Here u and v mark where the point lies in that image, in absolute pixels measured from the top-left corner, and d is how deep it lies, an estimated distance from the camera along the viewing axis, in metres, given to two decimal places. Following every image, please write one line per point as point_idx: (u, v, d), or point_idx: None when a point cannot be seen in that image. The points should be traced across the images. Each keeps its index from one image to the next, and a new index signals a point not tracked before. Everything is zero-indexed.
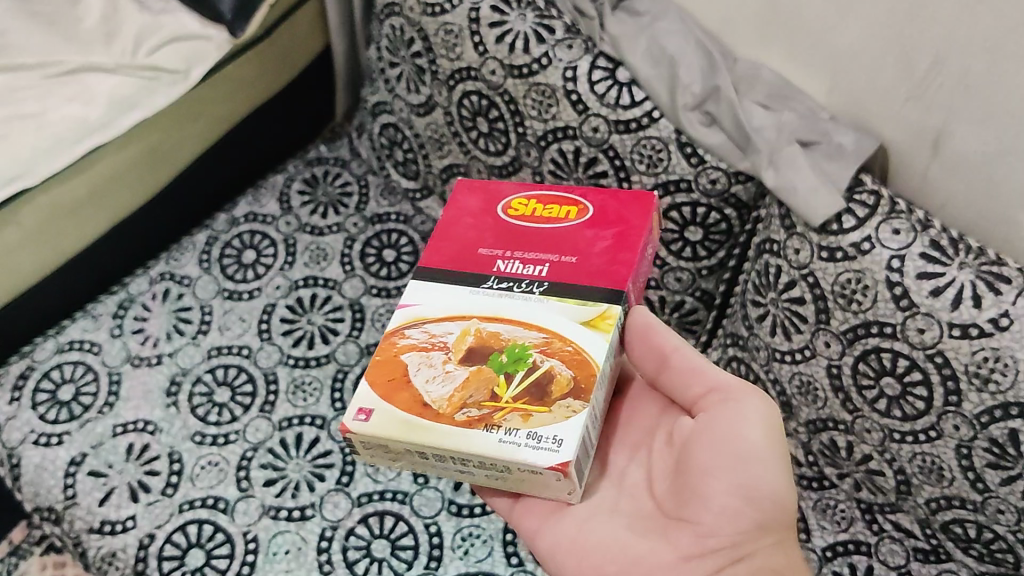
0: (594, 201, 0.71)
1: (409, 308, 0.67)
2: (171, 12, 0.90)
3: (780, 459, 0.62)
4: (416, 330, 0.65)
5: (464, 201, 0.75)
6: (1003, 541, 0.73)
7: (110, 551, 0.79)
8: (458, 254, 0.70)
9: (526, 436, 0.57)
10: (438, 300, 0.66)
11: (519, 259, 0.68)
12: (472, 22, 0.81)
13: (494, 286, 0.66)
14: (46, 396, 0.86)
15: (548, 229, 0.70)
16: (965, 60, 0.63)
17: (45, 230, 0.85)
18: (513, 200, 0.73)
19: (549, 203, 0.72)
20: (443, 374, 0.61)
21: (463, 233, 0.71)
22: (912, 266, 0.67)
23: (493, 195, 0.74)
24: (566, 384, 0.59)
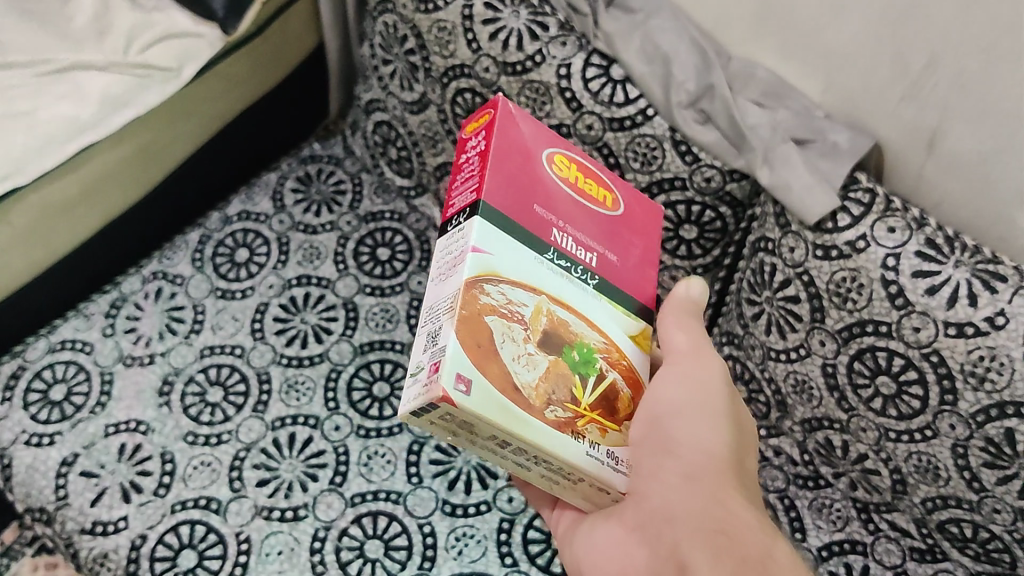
0: (625, 193, 0.62)
1: (481, 254, 0.50)
2: (163, 10, 0.89)
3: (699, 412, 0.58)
4: (493, 289, 0.50)
5: (511, 125, 0.56)
6: (999, 541, 0.73)
7: (102, 552, 0.78)
8: (510, 204, 0.53)
9: (606, 453, 0.52)
10: (511, 255, 0.51)
11: (572, 236, 0.56)
12: (465, 20, 0.80)
13: (553, 262, 0.54)
14: (38, 395, 0.85)
15: (592, 210, 0.58)
16: (960, 60, 0.62)
17: (37, 230, 0.84)
18: (561, 149, 0.58)
19: (592, 174, 0.60)
20: (526, 356, 0.50)
21: (516, 174, 0.54)
22: (907, 265, 0.66)
23: (534, 136, 0.56)
24: (631, 404, 0.55)
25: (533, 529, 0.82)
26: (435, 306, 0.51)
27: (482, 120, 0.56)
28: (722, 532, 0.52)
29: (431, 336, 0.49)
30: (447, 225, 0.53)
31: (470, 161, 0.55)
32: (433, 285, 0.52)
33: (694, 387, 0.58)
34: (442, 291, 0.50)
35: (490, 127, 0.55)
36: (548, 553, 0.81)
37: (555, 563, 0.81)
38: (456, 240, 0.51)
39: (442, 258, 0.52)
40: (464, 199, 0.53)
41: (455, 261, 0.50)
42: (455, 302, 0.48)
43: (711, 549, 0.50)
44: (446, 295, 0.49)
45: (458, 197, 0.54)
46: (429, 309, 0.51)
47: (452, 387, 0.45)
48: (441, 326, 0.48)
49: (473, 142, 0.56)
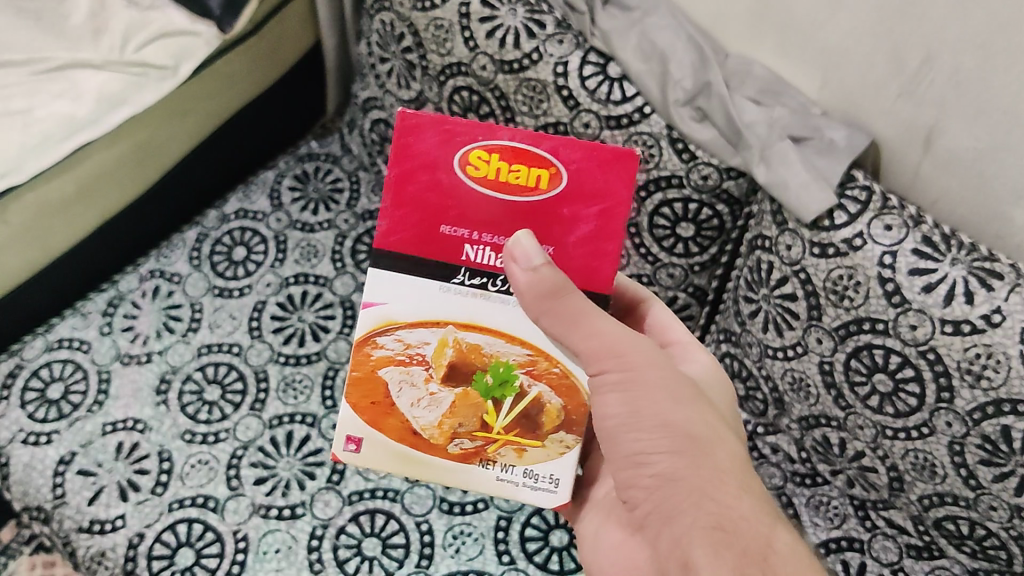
0: (573, 157, 0.50)
1: (374, 308, 0.54)
2: (160, 8, 0.88)
3: (673, 393, 0.51)
4: (389, 339, 0.54)
5: (414, 139, 0.51)
6: (995, 538, 0.73)
7: (100, 551, 0.78)
8: (409, 234, 0.52)
9: (523, 474, 0.55)
10: (408, 294, 0.53)
11: (490, 243, 0.51)
12: (462, 17, 0.80)
13: (465, 283, 0.52)
14: (35, 394, 0.85)
15: (517, 202, 0.51)
16: (955, 57, 0.63)
17: (34, 229, 0.84)
18: (477, 139, 0.51)
19: (523, 155, 0.51)
20: (426, 396, 0.54)
21: (414, 196, 0.52)
22: (903, 262, 0.67)
23: (436, 136, 0.51)
24: (557, 417, 0.54)
25: (530, 527, 0.83)
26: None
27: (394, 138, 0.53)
28: (721, 527, 0.47)
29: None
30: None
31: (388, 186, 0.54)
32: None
33: (660, 372, 0.52)
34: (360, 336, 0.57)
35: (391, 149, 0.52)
36: (546, 551, 0.81)
37: (552, 560, 0.81)
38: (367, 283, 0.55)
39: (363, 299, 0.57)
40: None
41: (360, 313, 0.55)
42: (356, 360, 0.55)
43: (711, 548, 0.46)
44: None
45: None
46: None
47: (344, 448, 0.56)
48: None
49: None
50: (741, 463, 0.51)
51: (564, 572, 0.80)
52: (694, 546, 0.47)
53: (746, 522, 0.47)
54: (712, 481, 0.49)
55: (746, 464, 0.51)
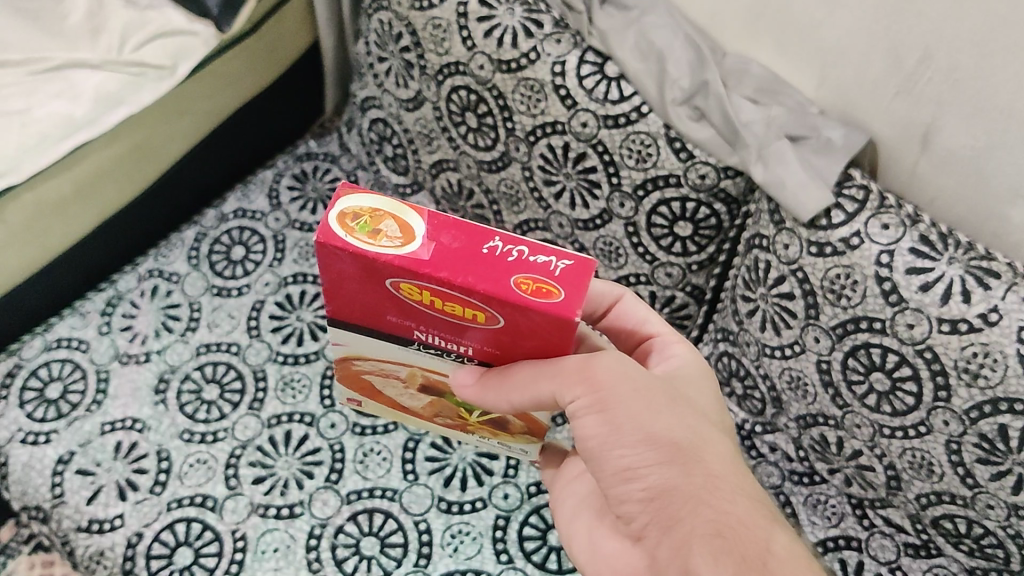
0: (507, 310, 0.47)
1: (343, 346, 0.60)
2: (158, 8, 0.88)
3: (660, 404, 0.52)
4: (364, 362, 0.61)
5: (336, 261, 0.48)
6: (992, 537, 0.73)
7: (99, 550, 0.79)
8: (365, 317, 0.54)
9: (497, 438, 0.68)
10: (369, 343, 0.58)
11: (438, 333, 0.53)
12: (461, 17, 0.80)
13: (422, 347, 0.55)
14: (34, 394, 0.85)
15: (458, 322, 0.50)
16: (953, 55, 0.63)
17: (31, 227, 0.84)
18: (400, 276, 0.47)
19: (451, 298, 0.48)
20: (409, 393, 0.65)
21: (360, 297, 0.51)
22: (901, 261, 0.67)
23: (368, 269, 0.48)
24: (519, 426, 0.63)
25: (528, 526, 0.83)
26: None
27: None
28: (721, 535, 0.47)
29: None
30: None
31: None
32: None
33: (644, 385, 0.52)
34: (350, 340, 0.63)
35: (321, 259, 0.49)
36: (544, 550, 0.81)
37: (551, 560, 0.81)
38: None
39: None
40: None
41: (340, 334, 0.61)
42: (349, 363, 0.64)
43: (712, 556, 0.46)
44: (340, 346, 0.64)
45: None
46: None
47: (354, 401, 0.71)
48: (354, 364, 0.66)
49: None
50: (733, 467, 0.52)
51: (563, 571, 0.80)
52: (694, 555, 0.47)
53: (745, 527, 0.48)
54: (706, 488, 0.49)
55: (738, 466, 0.52)
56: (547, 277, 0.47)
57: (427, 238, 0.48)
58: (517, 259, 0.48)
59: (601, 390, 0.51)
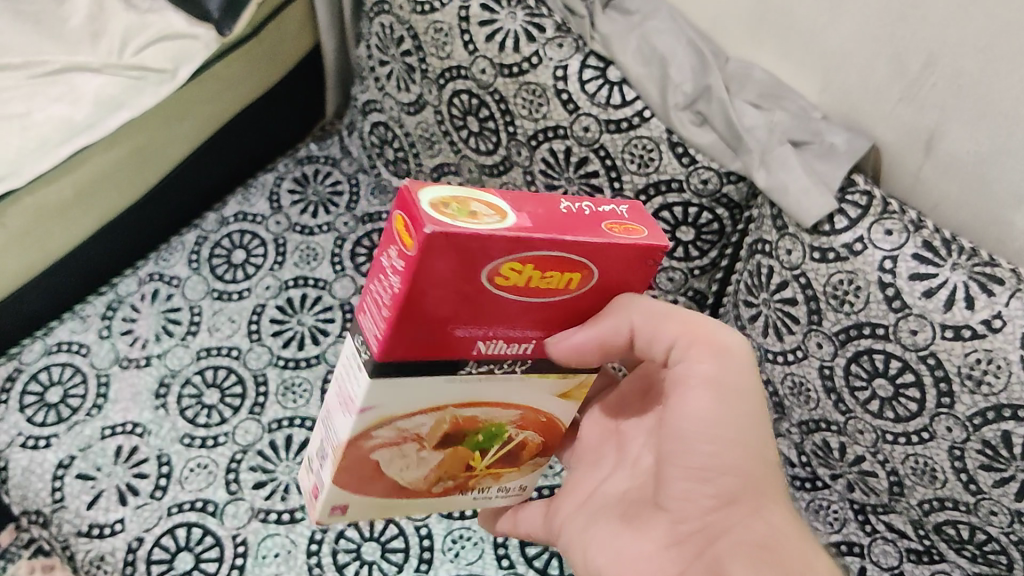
0: (612, 260, 0.43)
1: (368, 412, 0.45)
2: (158, 12, 0.89)
3: (756, 416, 0.50)
4: (385, 428, 0.47)
5: (433, 262, 0.38)
6: (995, 543, 0.73)
7: (99, 555, 0.78)
8: (426, 346, 0.43)
9: (494, 489, 0.57)
10: (403, 395, 0.45)
11: (503, 337, 0.45)
12: (462, 21, 0.80)
13: (472, 370, 0.46)
14: (33, 398, 0.85)
15: (545, 301, 0.44)
16: (957, 60, 0.62)
17: (32, 232, 0.83)
18: (512, 255, 0.40)
19: (559, 264, 0.42)
20: (416, 460, 0.50)
21: (438, 309, 0.41)
22: (904, 267, 0.66)
23: (475, 252, 0.39)
24: (537, 447, 0.55)
25: None
26: (331, 412, 0.49)
27: (409, 244, 0.39)
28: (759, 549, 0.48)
29: (323, 445, 0.51)
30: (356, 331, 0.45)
31: (387, 283, 0.41)
32: (335, 386, 0.48)
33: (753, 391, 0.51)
34: (336, 416, 0.48)
35: (407, 265, 0.39)
36: (545, 555, 0.82)
37: (551, 565, 0.82)
38: (355, 373, 0.45)
39: (341, 371, 0.47)
40: (374, 325, 0.42)
41: (346, 399, 0.46)
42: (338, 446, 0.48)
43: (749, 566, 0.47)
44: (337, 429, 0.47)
45: (369, 309, 0.43)
46: (330, 409, 0.49)
47: (327, 513, 0.53)
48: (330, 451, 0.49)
49: (392, 253, 0.40)
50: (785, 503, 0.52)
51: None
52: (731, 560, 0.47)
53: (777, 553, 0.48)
54: (765, 502, 0.50)
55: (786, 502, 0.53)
56: (627, 219, 0.44)
57: (515, 209, 0.41)
58: (590, 211, 0.44)
59: (723, 374, 0.50)
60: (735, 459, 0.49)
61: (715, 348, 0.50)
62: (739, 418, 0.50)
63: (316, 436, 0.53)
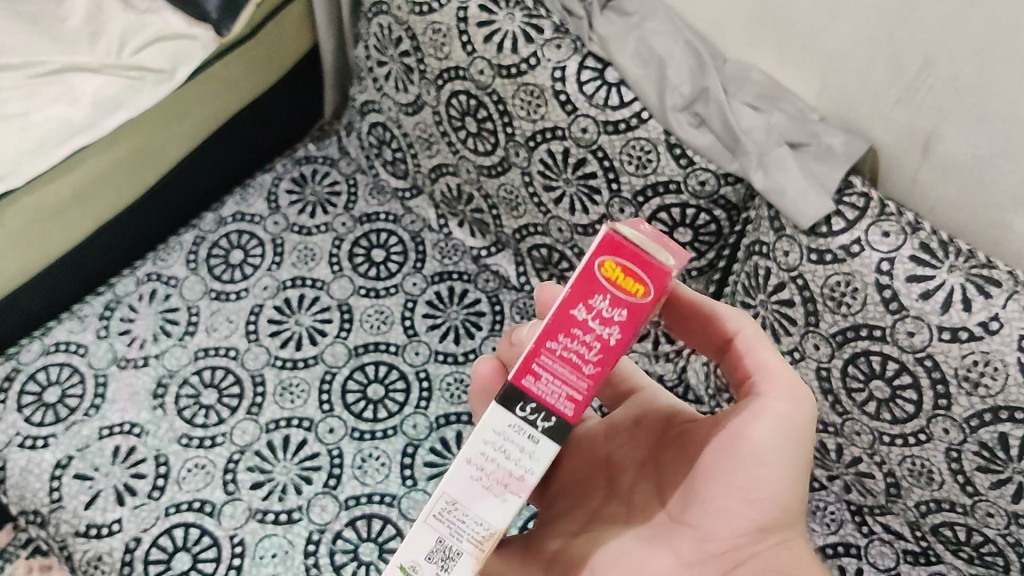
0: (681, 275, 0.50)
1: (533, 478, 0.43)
2: (156, 12, 0.89)
3: (804, 455, 0.49)
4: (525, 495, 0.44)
5: (652, 306, 0.41)
6: (992, 544, 0.74)
7: (96, 555, 0.79)
8: (592, 392, 0.43)
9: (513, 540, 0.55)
10: None
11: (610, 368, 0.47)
12: (461, 22, 0.80)
13: None
14: (31, 398, 0.85)
15: (646, 326, 0.48)
16: (954, 63, 0.62)
17: (29, 233, 0.83)
18: (670, 285, 0.44)
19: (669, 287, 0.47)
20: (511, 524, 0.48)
21: (619, 354, 0.43)
22: (901, 269, 0.66)
23: (664, 290, 0.42)
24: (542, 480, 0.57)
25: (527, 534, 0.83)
26: (460, 501, 0.42)
27: (634, 290, 0.40)
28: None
29: (443, 545, 0.43)
30: (518, 402, 0.42)
31: (586, 338, 0.41)
32: (469, 467, 0.42)
33: (807, 433, 0.49)
34: (475, 502, 0.42)
35: (632, 312, 0.40)
36: None
37: None
38: (527, 447, 0.42)
39: (492, 448, 0.42)
40: (558, 384, 0.41)
41: (506, 477, 0.42)
42: (488, 536, 0.42)
43: None
44: (488, 513, 0.42)
45: (546, 369, 0.41)
46: (454, 497, 0.42)
47: None
48: (466, 547, 0.42)
49: (595, 304, 0.40)
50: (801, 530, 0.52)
51: None
52: None
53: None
54: (793, 530, 0.50)
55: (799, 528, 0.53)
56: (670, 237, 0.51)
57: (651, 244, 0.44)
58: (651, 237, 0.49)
59: (796, 411, 0.48)
60: (785, 491, 0.49)
61: (790, 386, 0.49)
62: (798, 451, 0.49)
63: (412, 543, 0.43)
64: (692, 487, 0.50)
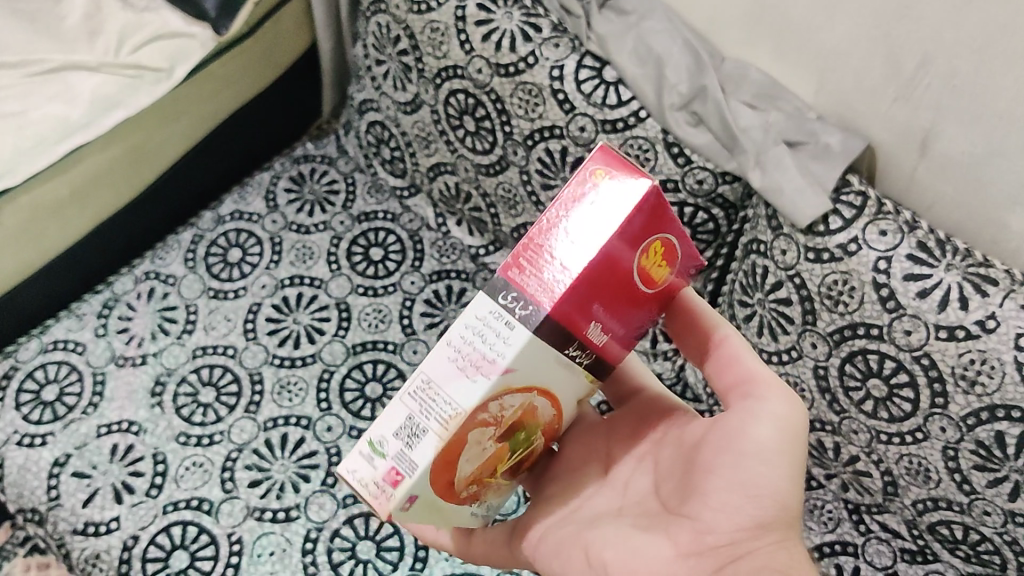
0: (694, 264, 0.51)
1: (508, 377, 0.43)
2: (155, 11, 0.89)
3: (797, 454, 0.49)
4: (500, 404, 0.45)
5: (634, 215, 0.43)
6: (989, 543, 0.74)
7: (94, 553, 0.80)
8: (574, 311, 0.43)
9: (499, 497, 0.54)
10: (529, 370, 0.44)
11: (608, 331, 0.46)
12: (458, 21, 0.80)
13: (571, 354, 0.45)
14: (30, 396, 0.86)
15: (652, 298, 0.48)
16: (952, 61, 0.62)
17: (27, 231, 0.83)
18: (668, 234, 0.45)
19: (673, 258, 0.47)
20: (491, 452, 0.47)
21: (603, 274, 0.43)
22: (898, 268, 0.66)
23: (654, 219, 0.44)
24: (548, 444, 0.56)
25: None
26: (434, 380, 0.45)
27: (618, 199, 0.43)
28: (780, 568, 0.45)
29: (412, 423, 0.45)
30: (503, 290, 0.44)
31: (572, 238, 0.43)
32: (449, 349, 0.45)
33: (799, 436, 0.49)
34: (449, 381, 0.44)
35: (611, 211, 0.42)
36: None
37: None
38: (501, 331, 0.43)
39: (469, 331, 0.44)
40: (545, 281, 0.43)
41: (480, 360, 0.44)
42: (453, 415, 0.43)
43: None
44: (456, 393, 0.44)
45: (530, 263, 0.44)
46: (430, 377, 0.45)
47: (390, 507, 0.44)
48: (432, 427, 0.44)
49: (580, 204, 0.43)
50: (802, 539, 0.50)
51: None
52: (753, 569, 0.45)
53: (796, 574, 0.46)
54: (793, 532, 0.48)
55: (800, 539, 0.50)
56: None
57: None
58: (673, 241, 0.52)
59: (787, 410, 0.50)
60: (782, 487, 0.48)
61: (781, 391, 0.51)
62: (792, 450, 0.49)
63: (386, 419, 0.45)
64: (691, 481, 0.51)
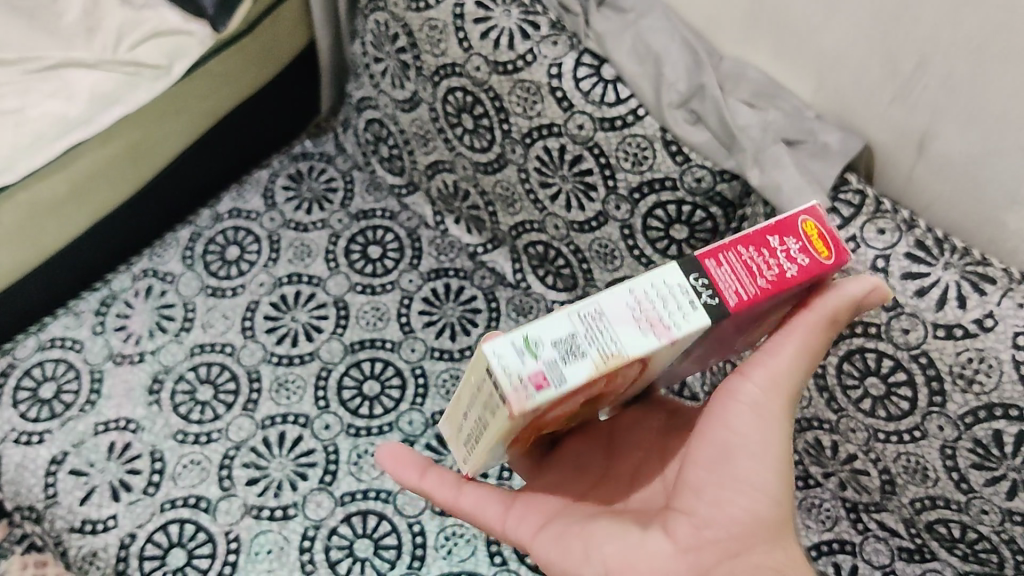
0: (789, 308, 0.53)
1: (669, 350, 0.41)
2: (152, 7, 0.87)
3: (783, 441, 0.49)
4: (634, 368, 0.42)
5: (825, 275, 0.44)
6: (987, 541, 0.74)
7: (92, 551, 0.80)
8: (731, 323, 0.43)
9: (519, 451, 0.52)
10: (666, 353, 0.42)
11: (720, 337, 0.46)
12: (456, 18, 0.79)
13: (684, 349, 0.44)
14: (27, 394, 0.86)
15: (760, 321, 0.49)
16: (950, 61, 0.62)
17: (23, 230, 0.82)
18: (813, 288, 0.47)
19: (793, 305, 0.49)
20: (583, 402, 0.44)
21: (768, 303, 0.44)
22: (897, 266, 0.66)
23: (819, 281, 0.46)
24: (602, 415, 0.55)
25: None
26: (610, 312, 0.40)
27: (821, 251, 0.43)
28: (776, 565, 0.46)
29: (574, 339, 0.39)
30: (693, 272, 0.41)
31: (771, 260, 0.42)
32: (629, 296, 0.41)
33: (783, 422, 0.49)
34: (620, 321, 0.40)
35: (815, 263, 0.43)
36: None
37: None
38: (685, 307, 0.41)
39: (665, 294, 0.41)
40: (733, 280, 0.42)
41: (657, 320, 0.40)
42: (616, 354, 0.39)
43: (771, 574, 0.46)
44: (628, 335, 0.40)
45: (728, 264, 0.42)
46: (604, 310, 0.40)
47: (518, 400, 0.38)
48: (592, 353, 0.39)
49: (788, 241, 0.43)
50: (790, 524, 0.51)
51: None
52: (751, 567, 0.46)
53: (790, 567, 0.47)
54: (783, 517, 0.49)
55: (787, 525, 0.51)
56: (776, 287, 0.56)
57: None
58: None
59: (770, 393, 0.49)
60: (778, 480, 0.48)
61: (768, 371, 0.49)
62: (784, 445, 0.49)
63: (549, 324, 0.39)
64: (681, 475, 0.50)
